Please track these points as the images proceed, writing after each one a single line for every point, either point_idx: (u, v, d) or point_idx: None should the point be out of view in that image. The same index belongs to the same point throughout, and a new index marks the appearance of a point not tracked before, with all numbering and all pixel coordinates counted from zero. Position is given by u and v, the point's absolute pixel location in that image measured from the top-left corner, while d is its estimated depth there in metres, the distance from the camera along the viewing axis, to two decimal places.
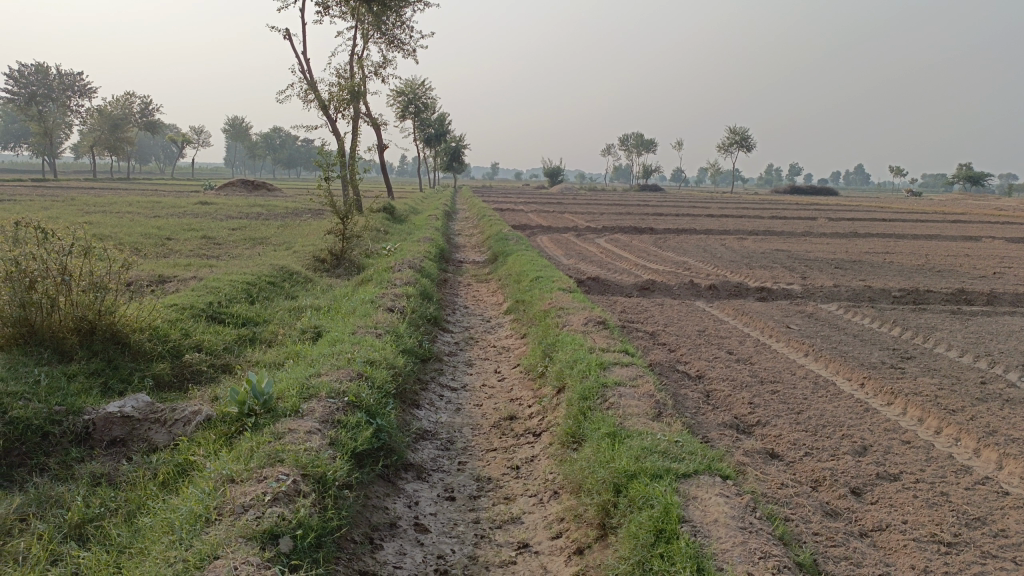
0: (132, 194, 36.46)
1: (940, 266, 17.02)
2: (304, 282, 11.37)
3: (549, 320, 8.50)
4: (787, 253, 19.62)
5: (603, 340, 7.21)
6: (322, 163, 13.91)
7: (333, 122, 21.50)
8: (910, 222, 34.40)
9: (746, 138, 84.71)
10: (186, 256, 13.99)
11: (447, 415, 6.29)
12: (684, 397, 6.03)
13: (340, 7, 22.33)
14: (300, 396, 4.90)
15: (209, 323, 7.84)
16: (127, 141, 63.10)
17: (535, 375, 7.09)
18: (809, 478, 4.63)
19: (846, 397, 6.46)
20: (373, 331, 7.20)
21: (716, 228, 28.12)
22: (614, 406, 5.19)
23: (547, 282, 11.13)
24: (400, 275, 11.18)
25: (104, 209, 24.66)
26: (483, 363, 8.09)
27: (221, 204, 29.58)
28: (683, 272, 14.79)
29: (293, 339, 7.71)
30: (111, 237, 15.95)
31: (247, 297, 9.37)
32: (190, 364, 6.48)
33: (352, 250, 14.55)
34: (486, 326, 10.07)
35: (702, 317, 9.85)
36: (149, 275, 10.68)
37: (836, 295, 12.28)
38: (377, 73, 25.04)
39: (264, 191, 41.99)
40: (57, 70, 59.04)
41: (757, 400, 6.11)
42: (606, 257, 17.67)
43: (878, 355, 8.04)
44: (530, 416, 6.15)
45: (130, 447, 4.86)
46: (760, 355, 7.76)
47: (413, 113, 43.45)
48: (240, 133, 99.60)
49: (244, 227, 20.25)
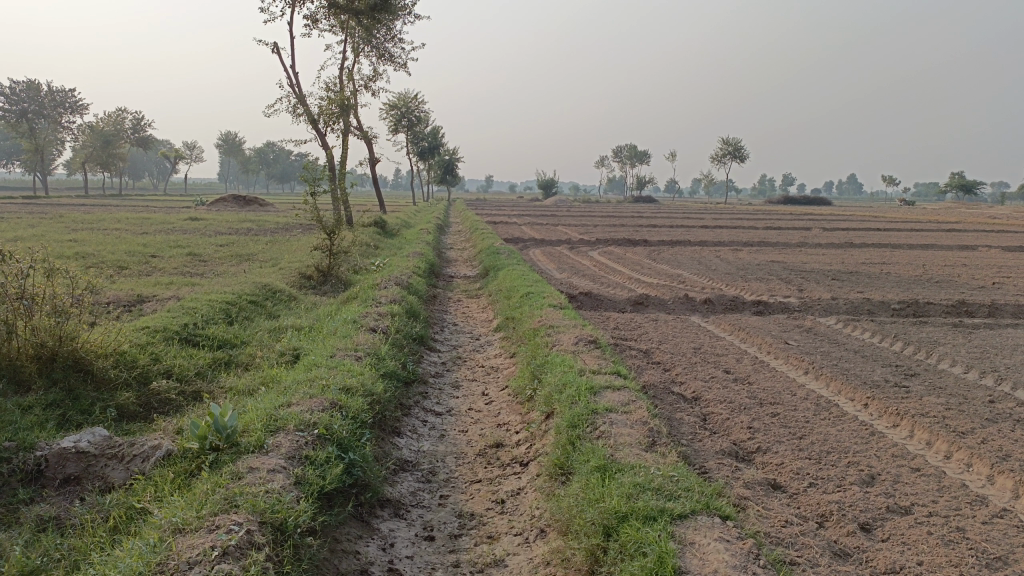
0: (122, 210, 36.06)
1: (938, 276, 16.77)
2: (288, 300, 11.03)
3: (538, 338, 8.17)
4: (783, 264, 19.37)
5: (593, 360, 6.87)
6: (308, 178, 13.59)
7: (322, 136, 21.22)
8: (906, 232, 34.33)
9: (740, 150, 84.84)
10: (169, 274, 13.63)
11: (430, 443, 5.94)
12: (680, 422, 5.69)
13: (330, 20, 22.11)
14: (266, 430, 4.56)
15: (182, 345, 7.49)
16: (120, 157, 62.78)
17: (523, 398, 6.75)
18: (815, 514, 4.29)
19: (850, 419, 6.14)
20: (352, 354, 6.85)
21: (711, 239, 27.91)
22: (605, 435, 4.86)
23: (537, 297, 10.81)
24: (386, 292, 10.86)
25: (91, 226, 24.29)
26: (471, 385, 7.74)
27: (211, 219, 29.23)
28: (678, 285, 14.51)
29: (271, 362, 7.37)
30: (94, 255, 15.58)
31: (226, 318, 9.02)
32: (157, 392, 6.13)
33: (339, 266, 14.22)
34: (475, 344, 9.73)
35: (697, 334, 9.53)
36: (127, 296, 10.32)
37: (835, 308, 11.99)
38: (367, 86, 24.80)
39: (256, 206, 41.60)
40: (48, 86, 58.58)
41: (756, 425, 5.78)
42: (599, 270, 17.36)
43: (880, 373, 7.72)
44: (517, 444, 5.82)
45: (84, 486, 4.48)
46: (759, 374, 7.44)
47: (406, 126, 43.25)
48: (235, 149, 99.53)
49: (232, 243, 19.90)
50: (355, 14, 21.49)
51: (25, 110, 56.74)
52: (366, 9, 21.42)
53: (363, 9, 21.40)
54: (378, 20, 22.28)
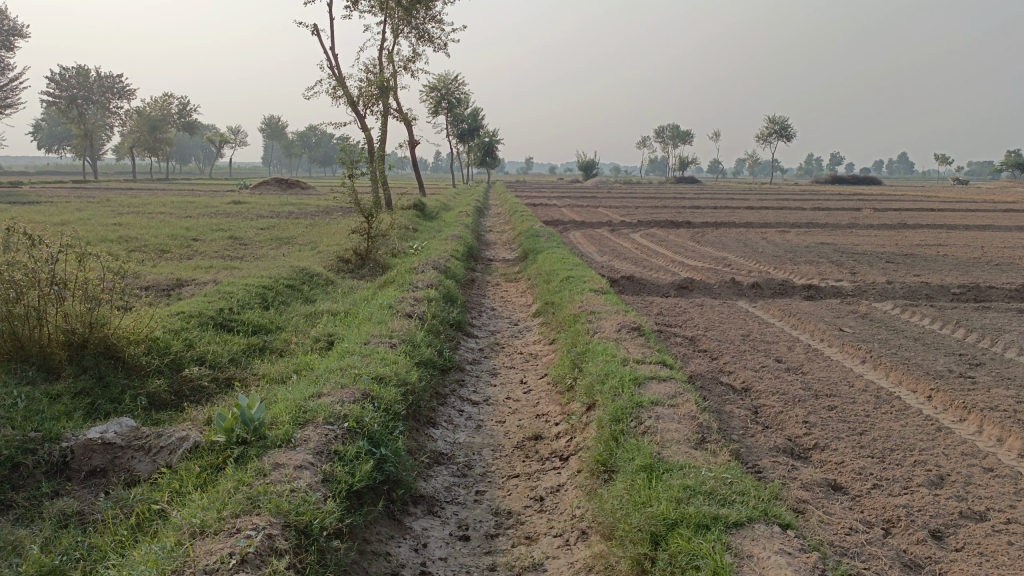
0: (168, 194, 36.58)
1: (998, 259, 15.99)
2: (325, 284, 10.90)
3: (579, 325, 7.86)
4: (833, 246, 18.72)
5: (637, 349, 6.55)
6: (346, 161, 13.40)
7: (361, 119, 21.06)
8: (960, 212, 33.10)
9: (786, 128, 82.89)
10: (209, 258, 13.63)
11: (467, 435, 5.72)
12: (730, 416, 5.37)
13: (369, 2, 21.92)
14: (295, 423, 4.36)
15: (217, 331, 7.38)
16: (166, 142, 63.86)
17: (562, 388, 6.49)
18: (881, 519, 3.96)
19: (913, 413, 5.73)
20: (386, 341, 6.64)
21: (757, 221, 27.20)
22: (651, 430, 4.55)
23: (578, 282, 10.51)
24: (424, 276, 10.67)
25: (135, 210, 24.58)
26: (509, 373, 7.49)
27: (253, 203, 29.44)
28: (723, 268, 14.09)
29: (305, 348, 7.22)
30: (137, 239, 15.69)
31: (261, 302, 8.90)
32: (190, 379, 6.03)
33: (377, 250, 14.08)
34: (514, 330, 9.48)
35: (745, 320, 9.13)
36: (166, 280, 10.30)
37: (890, 293, 11.45)
38: (406, 68, 24.58)
39: (298, 190, 41.94)
40: (97, 73, 59.65)
41: (812, 419, 5.43)
42: (641, 253, 16.94)
43: (943, 363, 7.26)
44: (557, 437, 5.57)
45: (110, 479, 4.35)
46: (813, 363, 7.04)
47: (445, 108, 43.02)
48: (278, 133, 100.96)
49: (272, 226, 19.93)
50: None
51: (75, 96, 57.86)
52: None
53: None
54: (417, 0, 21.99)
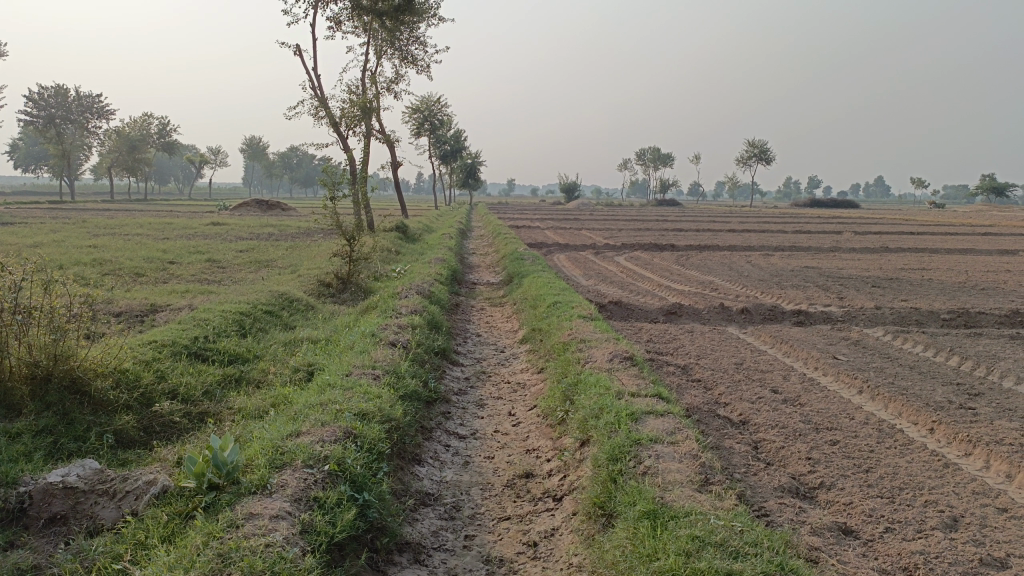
0: (145, 215, 36.09)
1: (983, 283, 15.98)
2: (305, 310, 10.59)
3: (568, 355, 7.62)
4: (818, 270, 18.69)
5: (631, 380, 6.31)
6: (328, 183, 13.13)
7: (344, 140, 20.84)
8: (940, 236, 33.41)
9: (765, 152, 83.77)
10: (186, 281, 13.27)
11: (454, 473, 5.43)
12: (731, 453, 5.12)
13: (352, 23, 21.77)
14: (271, 466, 4.06)
15: (191, 361, 7.06)
16: (145, 163, 63.26)
17: (554, 422, 6.23)
18: (898, 567, 3.73)
19: (918, 448, 5.52)
20: (370, 373, 6.35)
21: (740, 243, 27.21)
22: (651, 472, 4.30)
23: (566, 307, 10.28)
24: (407, 301, 10.39)
25: (112, 231, 24.14)
26: (496, 404, 7.20)
27: (233, 224, 29.03)
28: (710, 293, 13.94)
29: (284, 380, 6.92)
30: (112, 261, 15.29)
31: (239, 330, 8.57)
32: (161, 415, 5.71)
33: (359, 273, 13.80)
34: (500, 357, 9.22)
35: (737, 347, 8.93)
36: (140, 306, 9.96)
37: (880, 318, 11.33)
38: (389, 89, 24.43)
39: (279, 211, 41.59)
40: (76, 92, 59.10)
41: (816, 455, 5.20)
42: (627, 277, 16.79)
43: (942, 393, 7.09)
44: (550, 475, 5.29)
45: (70, 527, 4.01)
46: (810, 394, 6.83)
47: (428, 130, 42.90)
48: (259, 154, 100.66)
49: (252, 248, 19.58)
50: (377, 16, 21.08)
51: (53, 117, 57.24)
52: (389, 10, 20.99)
53: (386, 10, 20.97)
54: (401, 22, 21.88)
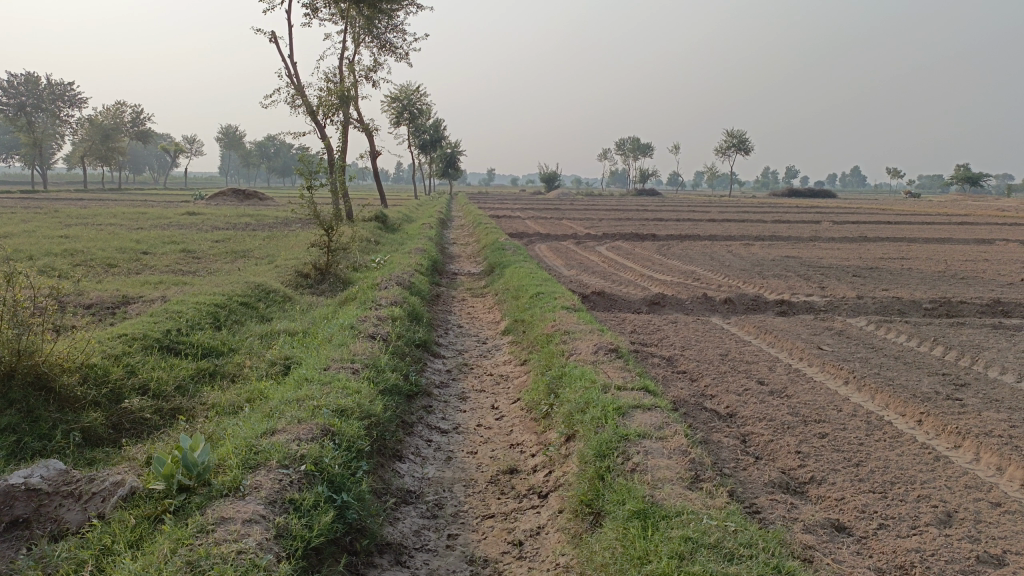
0: (119, 205, 35.48)
1: (962, 272, 16.06)
2: (282, 301, 10.36)
3: (552, 347, 7.47)
4: (799, 259, 18.70)
5: (616, 373, 6.18)
6: (305, 172, 12.86)
7: (321, 129, 20.52)
8: (916, 225, 33.68)
9: (744, 142, 84.13)
10: (159, 272, 12.97)
11: (436, 469, 5.27)
12: (720, 447, 5.02)
13: (329, 9, 21.40)
14: (244, 466, 3.87)
15: (163, 355, 6.84)
16: (119, 152, 62.22)
17: (538, 416, 6.09)
18: (894, 566, 3.63)
19: (908, 441, 5.45)
20: (348, 367, 6.16)
21: (720, 233, 27.22)
22: (640, 469, 4.17)
23: (549, 298, 10.14)
24: (387, 292, 10.21)
25: (84, 221, 23.65)
26: (479, 397, 7.05)
27: (209, 214, 28.57)
28: (692, 283, 13.88)
29: (260, 374, 6.73)
30: (83, 252, 14.92)
31: (213, 322, 8.33)
32: (131, 411, 5.51)
33: (337, 264, 13.57)
34: (482, 349, 9.06)
35: (721, 338, 8.84)
36: (111, 298, 9.68)
37: (862, 308, 11.31)
38: (367, 77, 24.10)
39: (256, 201, 41.07)
40: (47, 80, 57.97)
41: (805, 449, 5.11)
42: (609, 267, 16.69)
43: (928, 383, 7.04)
44: (535, 471, 5.15)
45: (32, 531, 3.79)
46: (797, 386, 6.74)
47: (407, 119, 42.48)
48: (236, 143, 99.55)
49: (229, 239, 19.24)
50: (355, 3, 20.74)
51: (23, 104, 56.08)
52: None
53: None
54: (379, 10, 21.55)
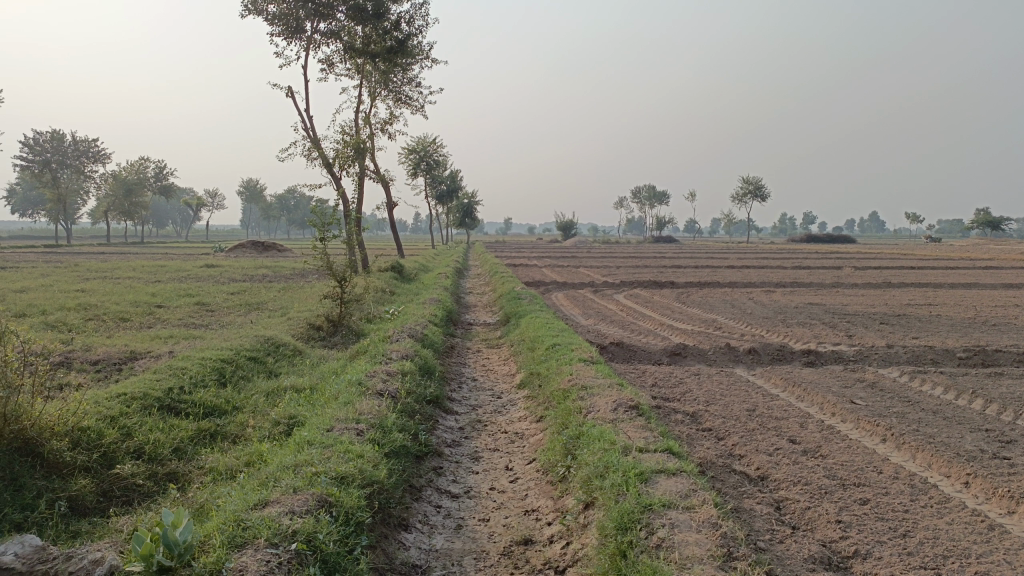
0: (139, 258, 35.75)
1: (994, 319, 15.52)
2: (293, 355, 10.10)
3: (569, 403, 7.11)
4: (823, 306, 18.23)
5: (638, 432, 5.80)
6: (317, 224, 12.70)
7: (337, 181, 20.53)
8: (941, 270, 33.04)
9: (760, 188, 84.03)
10: (171, 326, 12.79)
11: (445, 539, 4.88)
12: (753, 516, 4.61)
13: (346, 65, 21.62)
14: (229, 545, 3.55)
15: (162, 414, 6.55)
16: (142, 205, 63.15)
17: (554, 479, 5.72)
18: None
19: (956, 507, 5.01)
20: (353, 428, 5.83)
21: (740, 280, 26.79)
22: (666, 545, 3.78)
23: (565, 350, 9.80)
24: (399, 345, 9.92)
25: (103, 274, 23.75)
26: (492, 457, 6.67)
27: (227, 266, 28.61)
28: (714, 332, 13.50)
29: (263, 435, 6.42)
30: (96, 306, 14.81)
31: (218, 378, 8.05)
32: (122, 477, 5.22)
33: (350, 315, 13.34)
34: (497, 403, 8.70)
35: (747, 391, 8.43)
36: (118, 353, 9.46)
37: (893, 357, 10.84)
38: (383, 129, 24.25)
39: (274, 252, 41.33)
40: (73, 137, 59.24)
41: (846, 517, 4.69)
42: (627, 316, 16.34)
43: (972, 440, 6.58)
44: (551, 541, 4.76)
45: None
46: (831, 444, 6.31)
47: (424, 170, 42.78)
48: (257, 195, 100.88)
49: (244, 291, 19.12)
50: (371, 58, 20.95)
51: (48, 160, 57.25)
52: (383, 51, 20.81)
53: (380, 51, 20.79)
54: (395, 64, 21.71)
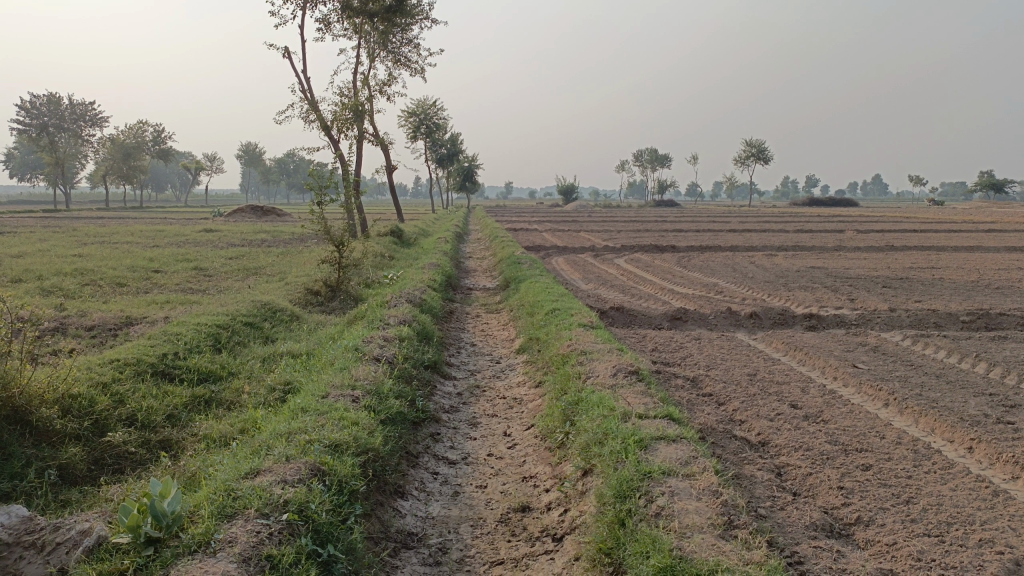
0: (138, 222, 35.56)
1: (997, 282, 15.38)
2: (290, 320, 10.01)
3: (568, 369, 7.02)
4: (825, 270, 18.08)
5: (637, 398, 5.71)
6: (315, 187, 12.49)
7: (335, 144, 20.25)
8: (945, 233, 32.80)
9: (763, 151, 83.26)
10: (168, 291, 12.68)
11: (441, 507, 4.82)
12: (754, 483, 4.54)
13: (343, 25, 21.18)
14: (219, 516, 3.47)
15: (155, 381, 6.46)
16: (140, 169, 62.66)
17: (552, 445, 5.65)
18: None
19: (960, 472, 4.93)
20: (348, 394, 5.74)
21: (742, 243, 26.61)
22: (665, 514, 3.70)
23: (565, 314, 9.69)
24: (397, 310, 9.82)
25: (101, 239, 23.59)
26: (490, 423, 6.60)
27: (226, 231, 28.42)
28: (715, 296, 13.40)
29: (258, 401, 6.35)
30: (93, 271, 14.70)
31: (213, 344, 7.96)
32: (114, 445, 5.15)
33: (349, 280, 13.22)
34: (496, 368, 8.62)
35: (748, 355, 8.34)
36: (114, 319, 9.37)
37: (896, 321, 10.73)
38: (382, 91, 23.88)
39: (274, 217, 41.11)
40: (69, 100, 58.51)
41: (848, 484, 4.62)
42: (628, 280, 16.23)
43: (977, 405, 6.49)
44: (549, 509, 4.69)
45: None
46: (833, 409, 6.22)
47: (424, 133, 42.32)
48: (256, 160, 100.21)
49: (242, 255, 18.99)
50: (369, 17, 20.50)
51: (45, 124, 56.67)
52: (381, 10, 20.36)
53: (378, 11, 20.34)
54: (394, 24, 21.27)
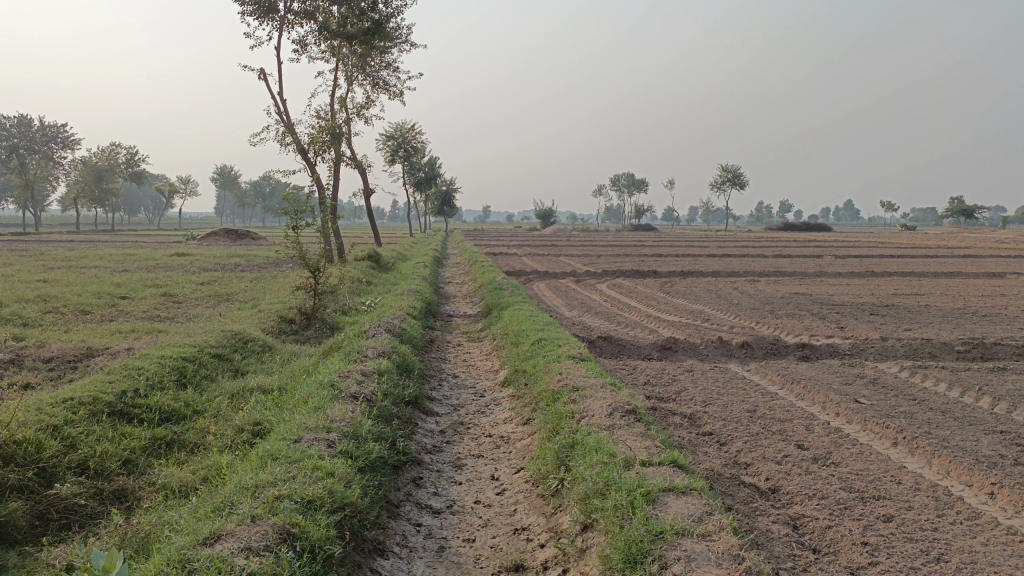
0: (109, 245, 34.58)
1: (983, 309, 15.21)
2: (263, 352, 9.50)
3: (560, 406, 6.59)
4: (810, 296, 17.85)
5: (637, 441, 5.30)
6: (290, 211, 12.00)
7: (312, 167, 19.84)
8: (922, 259, 32.98)
9: (738, 177, 84.12)
10: (135, 320, 12.10)
11: (426, 565, 4.34)
12: (770, 541, 4.14)
13: (320, 47, 20.88)
14: None
15: (113, 421, 5.93)
16: (113, 192, 61.63)
17: (546, 493, 5.21)
18: None
19: (988, 523, 4.56)
20: (323, 438, 5.26)
21: (723, 268, 26.45)
22: None
23: (552, 345, 9.28)
24: (375, 340, 9.35)
25: (68, 263, 22.80)
26: (476, 465, 6.13)
27: (198, 255, 27.70)
28: (701, 324, 13.10)
29: (224, 444, 5.85)
30: (57, 297, 14.06)
31: (178, 379, 7.42)
32: (62, 498, 4.62)
33: (325, 307, 12.71)
34: (480, 403, 8.17)
35: (745, 389, 7.97)
36: (74, 350, 8.80)
37: (890, 351, 10.45)
38: (361, 114, 23.52)
39: (249, 240, 40.46)
40: (40, 121, 57.31)
41: (872, 539, 4.22)
42: (611, 307, 15.87)
43: (990, 444, 6.15)
44: (545, 568, 4.24)
45: None
46: (842, 450, 5.85)
47: (402, 157, 41.95)
48: (231, 183, 99.43)
49: (215, 281, 18.39)
50: (347, 40, 20.15)
51: (15, 145, 55.41)
52: (359, 33, 19.98)
53: (357, 33, 19.98)
54: (372, 47, 20.94)
